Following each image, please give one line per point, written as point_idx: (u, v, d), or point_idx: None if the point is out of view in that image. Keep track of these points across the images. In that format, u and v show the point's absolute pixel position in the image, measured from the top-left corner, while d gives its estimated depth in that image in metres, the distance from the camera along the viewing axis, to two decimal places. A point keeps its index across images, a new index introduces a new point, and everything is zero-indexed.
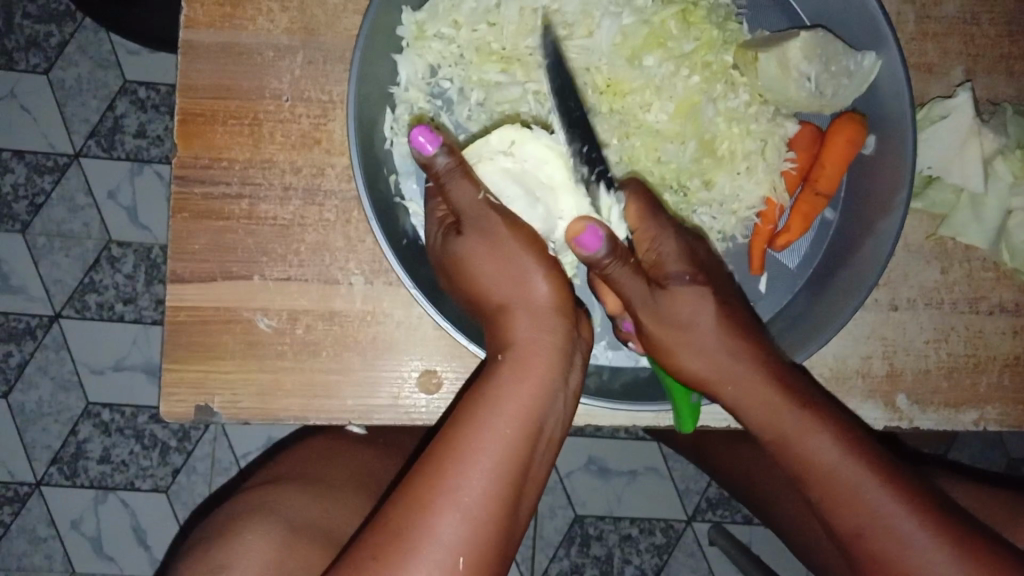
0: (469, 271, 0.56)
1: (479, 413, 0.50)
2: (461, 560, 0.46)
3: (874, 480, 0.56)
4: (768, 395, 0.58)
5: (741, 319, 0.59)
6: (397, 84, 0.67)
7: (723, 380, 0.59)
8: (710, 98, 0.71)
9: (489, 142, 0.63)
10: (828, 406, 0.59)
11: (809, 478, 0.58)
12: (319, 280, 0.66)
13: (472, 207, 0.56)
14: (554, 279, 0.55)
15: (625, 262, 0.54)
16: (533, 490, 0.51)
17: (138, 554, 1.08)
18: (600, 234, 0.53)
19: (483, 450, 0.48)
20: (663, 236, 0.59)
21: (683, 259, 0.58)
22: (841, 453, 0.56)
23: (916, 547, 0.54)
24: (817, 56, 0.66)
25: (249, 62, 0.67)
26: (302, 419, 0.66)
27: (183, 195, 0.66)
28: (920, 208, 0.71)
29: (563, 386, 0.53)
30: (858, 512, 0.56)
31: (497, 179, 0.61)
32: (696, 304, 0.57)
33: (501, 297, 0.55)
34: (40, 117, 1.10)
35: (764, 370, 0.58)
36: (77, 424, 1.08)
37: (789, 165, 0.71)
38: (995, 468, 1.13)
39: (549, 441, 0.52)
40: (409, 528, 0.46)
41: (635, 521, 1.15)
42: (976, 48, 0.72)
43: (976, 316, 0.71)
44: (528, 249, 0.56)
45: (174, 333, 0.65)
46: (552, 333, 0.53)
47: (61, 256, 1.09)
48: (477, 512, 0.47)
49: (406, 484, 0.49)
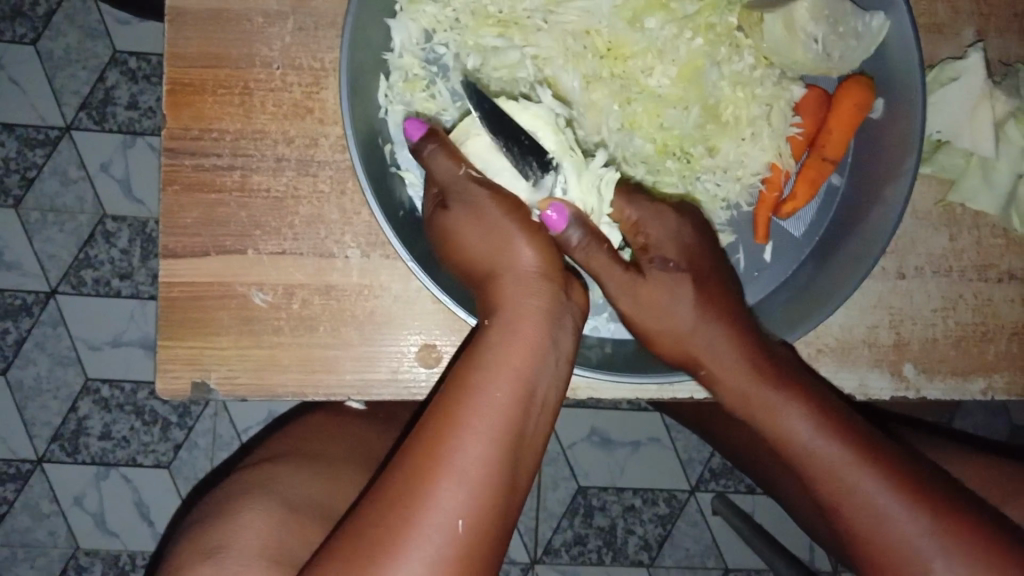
0: (457, 240, 0.56)
1: (473, 377, 0.49)
2: (462, 524, 0.45)
3: (850, 453, 0.54)
4: (740, 378, 0.57)
5: (721, 300, 0.58)
6: (391, 50, 0.65)
7: (702, 362, 0.58)
8: (714, 62, 0.69)
9: (476, 119, 0.61)
10: (805, 379, 0.58)
11: (787, 456, 0.57)
12: (315, 254, 0.65)
13: (451, 180, 0.56)
14: (538, 244, 0.54)
15: (598, 246, 0.56)
16: (531, 459, 0.50)
17: (142, 528, 1.08)
18: (565, 211, 0.56)
19: (477, 415, 0.47)
20: (651, 220, 0.59)
21: (670, 245, 0.58)
22: (814, 433, 0.55)
23: (892, 514, 0.53)
24: (824, 17, 0.64)
25: (238, 29, 0.65)
26: (299, 394, 0.65)
27: (174, 167, 0.64)
28: (929, 173, 0.70)
29: (553, 346, 0.52)
30: (831, 482, 0.55)
31: (484, 155, 0.60)
32: (674, 291, 0.57)
33: (491, 264, 0.54)
34: (29, 89, 1.08)
35: (741, 354, 0.57)
36: (77, 401, 1.08)
37: (795, 131, 0.69)
38: (998, 435, 1.12)
39: (543, 410, 0.51)
40: (410, 495, 0.45)
41: (638, 491, 1.15)
42: (989, 7, 0.70)
43: (985, 284, 0.70)
44: (511, 214, 0.55)
45: (167, 310, 0.64)
46: (541, 296, 0.52)
47: (56, 231, 1.08)
48: (477, 477, 0.46)
49: (404, 454, 0.48)
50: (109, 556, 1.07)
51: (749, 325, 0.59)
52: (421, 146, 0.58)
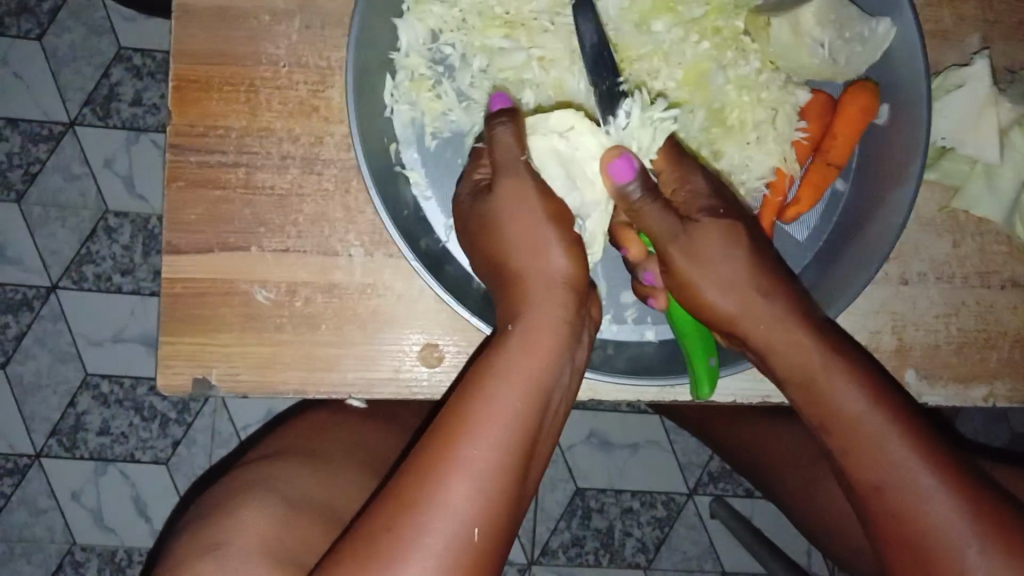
0: (495, 233, 0.55)
1: (488, 383, 0.48)
2: (477, 531, 0.45)
3: (897, 430, 0.54)
4: (802, 337, 0.56)
5: (771, 262, 0.57)
6: (397, 50, 0.65)
7: (752, 320, 0.56)
8: (720, 66, 0.69)
9: (548, 120, 0.61)
10: (853, 351, 0.57)
11: (831, 426, 0.56)
12: (318, 252, 0.65)
13: (508, 164, 0.55)
14: (573, 255, 0.54)
15: (656, 198, 0.56)
16: (538, 465, 0.51)
17: (139, 524, 1.08)
18: (634, 162, 0.56)
19: (494, 423, 0.47)
20: (692, 176, 0.58)
21: (711, 195, 0.57)
22: (867, 402, 0.54)
23: (935, 499, 0.52)
24: (830, 22, 0.64)
25: (244, 26, 0.64)
26: (301, 392, 0.65)
27: (178, 163, 0.64)
28: (933, 180, 0.70)
29: (568, 357, 0.52)
30: (874, 459, 0.54)
31: (543, 158, 0.60)
32: (726, 236, 0.55)
33: (521, 268, 0.54)
34: (33, 84, 1.08)
35: (796, 314, 0.56)
36: (76, 396, 1.08)
37: (800, 136, 0.69)
38: (997, 442, 1.12)
39: (553, 418, 0.51)
40: (423, 499, 0.45)
41: (636, 494, 1.15)
42: (995, 14, 0.70)
43: (987, 290, 0.70)
44: (554, 224, 0.54)
45: (170, 306, 0.64)
46: (563, 306, 0.52)
47: (57, 226, 1.08)
48: (490, 483, 0.46)
49: (415, 454, 0.48)
50: (106, 552, 1.07)
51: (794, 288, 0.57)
52: (496, 118, 0.58)
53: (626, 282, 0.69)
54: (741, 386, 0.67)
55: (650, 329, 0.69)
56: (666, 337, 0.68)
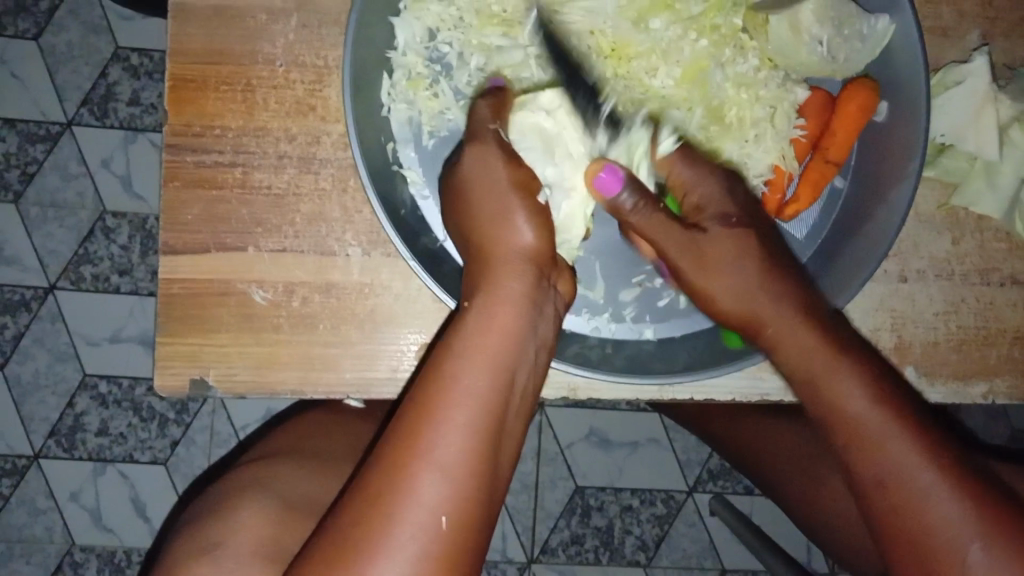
0: (466, 202, 0.57)
1: (450, 364, 0.49)
2: (446, 519, 0.45)
3: (898, 427, 0.54)
4: (805, 332, 0.58)
5: (782, 261, 0.61)
6: (394, 49, 0.65)
7: (764, 320, 0.59)
8: (718, 63, 0.68)
9: (539, 98, 0.63)
10: (856, 345, 0.58)
11: (832, 423, 0.56)
12: (316, 252, 0.65)
13: (480, 131, 0.59)
14: (538, 224, 0.56)
15: (651, 207, 0.60)
16: (510, 448, 0.50)
17: (138, 525, 1.08)
18: (618, 173, 0.60)
19: (456, 405, 0.47)
20: (703, 182, 0.63)
21: (721, 204, 0.62)
22: (869, 398, 0.55)
23: (935, 500, 0.52)
24: (830, 18, 0.64)
25: (241, 25, 0.64)
26: (299, 393, 0.64)
27: (175, 164, 0.64)
28: (933, 176, 0.70)
29: (530, 335, 0.52)
30: (876, 457, 0.54)
31: (527, 129, 0.62)
32: (738, 243, 0.60)
33: (483, 243, 0.56)
34: (31, 84, 1.07)
35: (804, 311, 0.59)
36: (74, 396, 1.08)
37: (798, 133, 0.69)
38: (996, 439, 1.12)
39: (521, 396, 0.51)
40: (389, 492, 0.45)
41: (635, 492, 1.15)
42: (994, 11, 0.70)
43: (987, 287, 0.70)
44: (516, 192, 0.57)
45: (166, 306, 0.63)
46: (521, 283, 0.53)
47: (55, 226, 1.07)
48: (456, 467, 0.46)
49: (380, 449, 0.47)
50: (105, 552, 1.07)
51: (800, 281, 0.60)
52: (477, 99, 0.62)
53: (624, 281, 0.69)
54: (740, 384, 0.67)
55: (649, 328, 0.68)
56: (666, 336, 0.68)
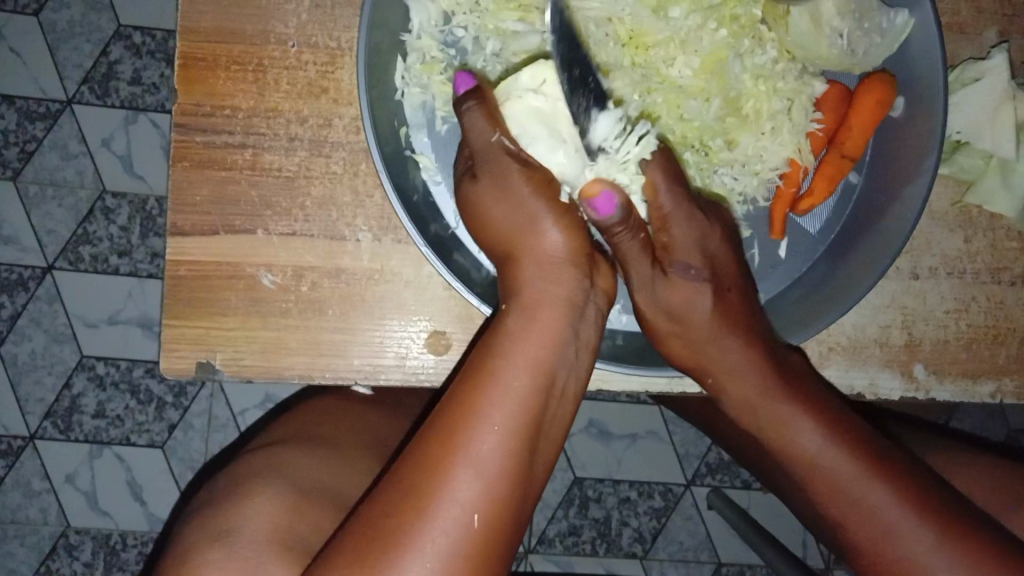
0: (484, 215, 0.56)
1: (491, 365, 0.49)
2: (478, 519, 0.45)
3: (858, 468, 0.55)
4: (749, 380, 0.59)
5: (738, 312, 0.60)
6: (409, 31, 0.64)
7: (708, 367, 0.61)
8: (737, 54, 0.68)
9: (519, 79, 0.57)
10: (814, 390, 0.60)
11: (791, 463, 0.59)
12: (325, 236, 0.64)
13: (486, 148, 0.55)
14: (566, 225, 0.55)
15: (633, 234, 0.57)
16: (547, 453, 0.50)
17: (133, 509, 1.07)
18: (615, 201, 0.54)
19: (496, 404, 0.47)
20: (676, 223, 0.58)
21: (693, 249, 0.59)
22: (820, 445, 0.57)
23: (899, 533, 0.53)
24: (850, 11, 0.64)
25: (252, 4, 0.63)
26: (307, 377, 0.64)
27: (183, 143, 0.63)
28: (947, 174, 0.69)
29: (571, 336, 0.52)
30: (839, 496, 0.56)
31: (524, 122, 0.56)
32: (694, 297, 0.59)
33: (516, 247, 0.56)
34: (31, 62, 1.06)
35: (750, 357, 0.59)
36: (71, 377, 1.07)
37: (816, 126, 0.68)
38: (995, 439, 1.13)
39: (561, 401, 0.51)
40: (426, 485, 0.45)
41: (634, 484, 1.14)
42: (1012, 8, 0.70)
43: (998, 287, 0.70)
44: (541, 194, 0.55)
45: (172, 288, 0.63)
46: (561, 288, 0.53)
47: (54, 206, 1.06)
48: (493, 465, 0.46)
49: (416, 445, 0.47)
50: (100, 535, 1.06)
51: (757, 327, 0.60)
52: (460, 101, 0.55)
53: None
54: None
55: None
56: None
